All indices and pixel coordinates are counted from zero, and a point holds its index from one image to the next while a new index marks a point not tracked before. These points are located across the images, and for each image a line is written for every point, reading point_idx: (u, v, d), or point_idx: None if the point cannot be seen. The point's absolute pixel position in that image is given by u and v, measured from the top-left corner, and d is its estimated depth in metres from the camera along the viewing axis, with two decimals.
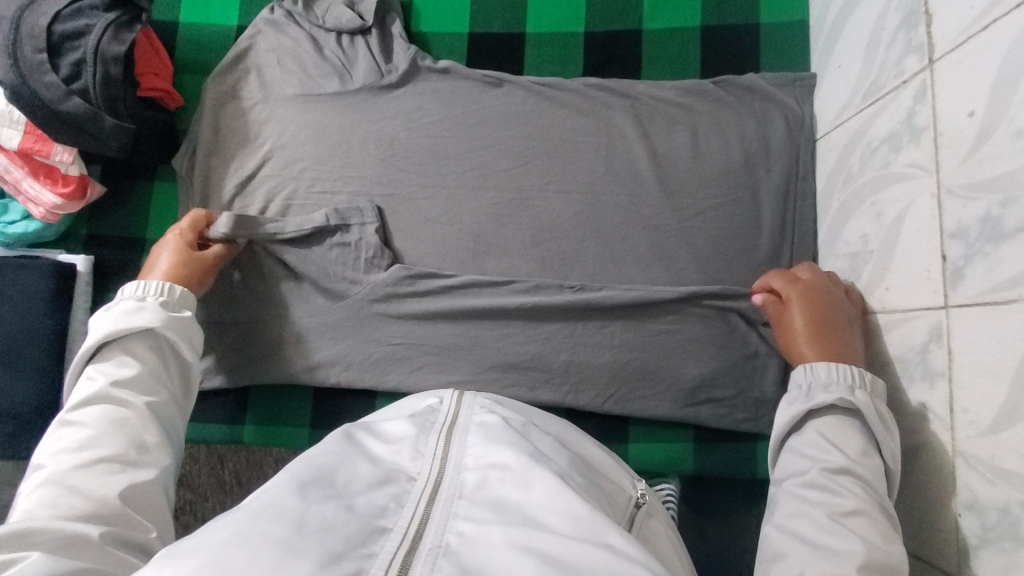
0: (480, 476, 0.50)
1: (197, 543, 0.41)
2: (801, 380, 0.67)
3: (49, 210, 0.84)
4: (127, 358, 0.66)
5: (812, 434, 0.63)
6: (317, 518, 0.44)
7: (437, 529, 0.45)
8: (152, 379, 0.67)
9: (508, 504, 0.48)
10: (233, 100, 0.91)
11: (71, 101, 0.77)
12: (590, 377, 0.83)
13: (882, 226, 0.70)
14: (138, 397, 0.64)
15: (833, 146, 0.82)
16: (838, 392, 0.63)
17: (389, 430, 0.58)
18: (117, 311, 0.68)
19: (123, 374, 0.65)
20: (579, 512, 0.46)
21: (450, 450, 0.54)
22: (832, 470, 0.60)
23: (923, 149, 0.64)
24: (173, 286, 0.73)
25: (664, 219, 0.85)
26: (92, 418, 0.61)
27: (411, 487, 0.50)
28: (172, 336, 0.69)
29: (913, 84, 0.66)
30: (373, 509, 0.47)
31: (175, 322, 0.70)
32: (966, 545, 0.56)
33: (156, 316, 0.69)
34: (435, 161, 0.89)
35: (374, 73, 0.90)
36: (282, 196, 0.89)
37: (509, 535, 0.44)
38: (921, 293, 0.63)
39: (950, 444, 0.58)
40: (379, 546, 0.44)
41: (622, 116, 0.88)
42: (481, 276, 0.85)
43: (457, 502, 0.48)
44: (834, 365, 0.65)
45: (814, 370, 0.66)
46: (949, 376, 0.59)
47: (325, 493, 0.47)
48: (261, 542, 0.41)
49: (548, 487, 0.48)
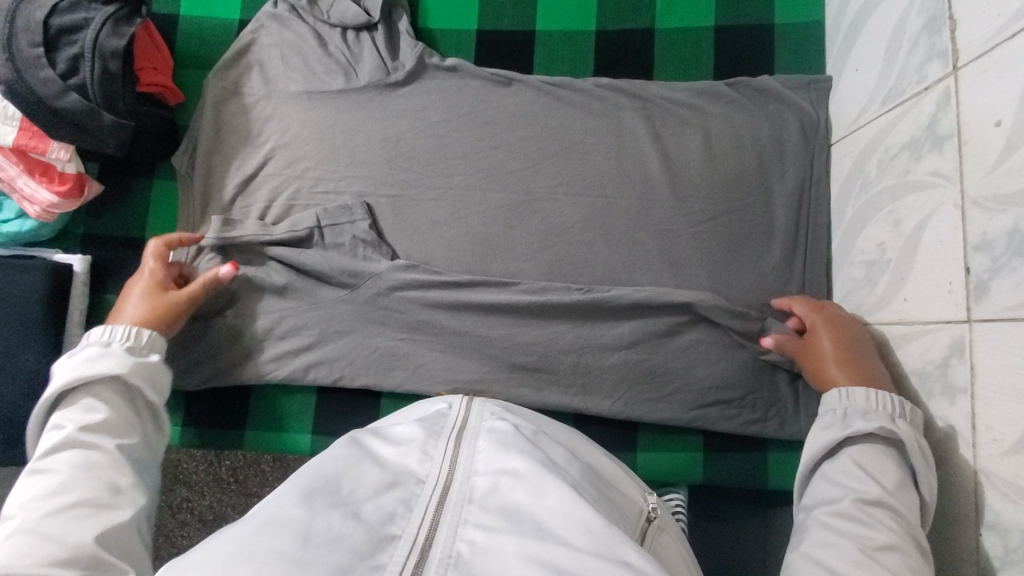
0: (491, 481, 0.49)
1: (200, 559, 0.40)
2: (836, 405, 0.66)
3: (45, 209, 0.82)
4: (96, 402, 0.65)
5: (847, 461, 0.63)
6: (322, 530, 0.42)
7: (447, 537, 0.44)
8: (123, 423, 0.66)
9: (520, 513, 0.46)
10: (234, 96, 0.89)
11: (69, 97, 0.75)
12: (598, 384, 0.81)
13: (901, 235, 0.69)
14: (108, 441, 0.63)
15: (849, 151, 0.80)
16: (881, 422, 0.62)
17: (397, 431, 0.55)
18: (83, 356, 0.67)
19: (91, 419, 0.63)
20: (595, 525, 0.44)
21: (459, 453, 0.52)
22: (867, 501, 0.59)
23: (946, 157, 0.62)
24: (140, 332, 0.71)
25: (675, 224, 0.84)
26: (62, 465, 0.60)
27: (420, 490, 0.48)
28: (141, 378, 0.68)
29: (935, 91, 0.65)
30: (381, 516, 0.45)
31: (144, 366, 0.69)
32: (987, 566, 0.55)
33: (125, 361, 0.68)
34: (441, 162, 0.87)
35: (380, 71, 0.88)
36: (284, 196, 0.87)
37: (523, 549, 0.42)
38: (942, 306, 0.62)
39: (972, 462, 0.57)
40: (388, 557, 0.43)
41: (633, 117, 0.86)
42: (488, 280, 0.83)
43: (467, 508, 0.47)
44: (873, 392, 0.64)
45: (851, 396, 0.65)
46: (971, 392, 0.58)
47: (329, 502, 0.45)
48: (265, 559, 0.39)
49: (562, 497, 0.46)
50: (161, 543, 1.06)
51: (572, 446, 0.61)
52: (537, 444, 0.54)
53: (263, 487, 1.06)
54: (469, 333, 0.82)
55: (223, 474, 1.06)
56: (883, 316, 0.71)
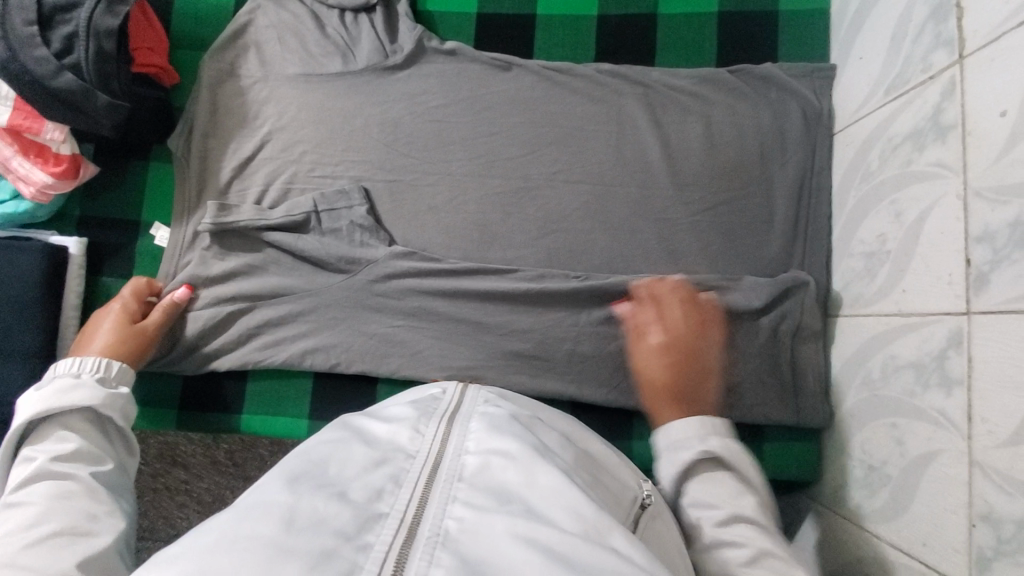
0: (481, 460, 0.48)
1: (182, 549, 0.39)
2: (665, 443, 0.65)
3: (40, 189, 0.81)
4: (68, 433, 0.65)
5: (691, 492, 0.62)
6: (307, 512, 0.41)
7: (436, 515, 0.44)
8: (96, 452, 0.65)
9: (511, 492, 0.46)
10: (230, 78, 0.88)
11: (63, 77, 0.74)
12: (594, 371, 0.81)
13: (901, 226, 0.68)
14: (83, 470, 0.62)
15: (852, 140, 0.79)
16: (704, 446, 0.62)
17: (389, 412, 0.56)
18: (49, 390, 0.66)
19: (65, 449, 0.62)
20: (585, 508, 0.44)
21: (450, 433, 0.51)
22: (721, 522, 0.58)
23: (949, 147, 0.62)
24: (111, 363, 0.73)
25: (675, 213, 0.83)
26: (35, 495, 0.58)
27: (409, 466, 0.48)
28: (113, 408, 0.69)
29: (941, 79, 0.64)
30: (368, 494, 0.45)
31: (115, 396, 0.69)
32: (977, 556, 0.55)
33: (95, 391, 0.68)
34: (440, 147, 0.86)
35: (379, 54, 0.87)
36: (281, 179, 0.86)
37: (513, 528, 0.42)
38: (941, 297, 0.61)
39: (966, 453, 0.57)
40: (376, 535, 0.42)
41: (634, 104, 0.86)
42: (486, 265, 0.82)
43: (457, 485, 0.46)
44: (681, 422, 0.65)
45: (671, 431, 0.65)
46: (967, 383, 0.57)
47: (316, 485, 0.44)
48: (247, 546, 0.38)
49: (552, 479, 0.46)
50: (161, 525, 1.07)
51: (566, 432, 0.61)
52: (529, 428, 0.54)
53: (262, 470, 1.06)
54: (466, 319, 0.82)
55: (220, 457, 1.06)
56: (881, 306, 0.71)
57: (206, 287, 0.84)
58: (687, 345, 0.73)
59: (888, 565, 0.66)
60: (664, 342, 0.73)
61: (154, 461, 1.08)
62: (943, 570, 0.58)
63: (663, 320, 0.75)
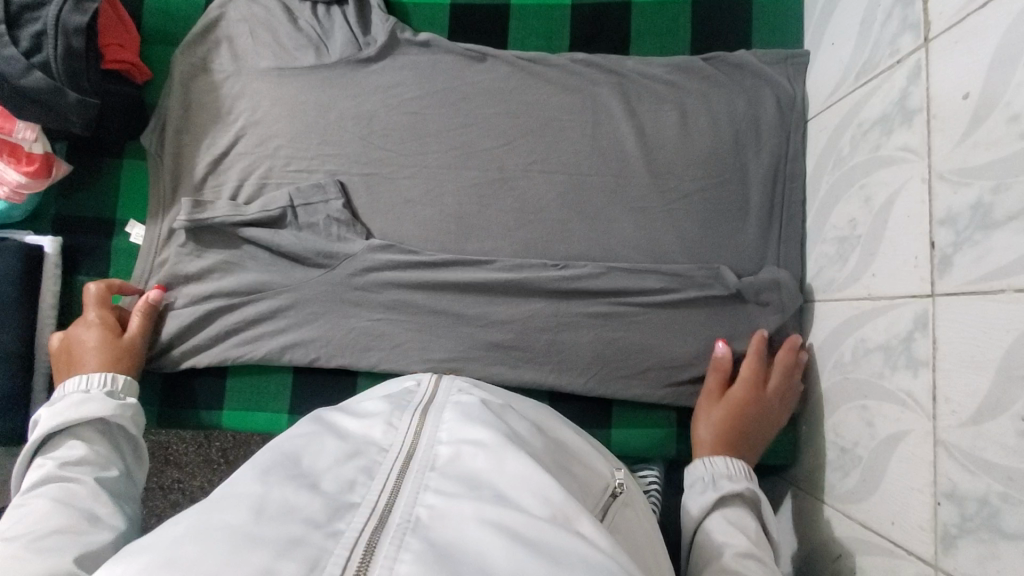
0: (453, 450, 0.49)
1: (150, 539, 0.39)
2: (703, 472, 0.73)
3: (14, 189, 0.81)
4: (78, 443, 0.66)
5: (717, 519, 0.67)
6: (278, 502, 0.42)
7: (407, 502, 0.44)
8: (104, 460, 0.66)
9: (481, 480, 0.46)
10: (203, 74, 0.87)
11: (32, 76, 0.73)
12: (572, 361, 0.82)
13: (871, 210, 0.69)
14: (89, 474, 0.63)
15: (825, 126, 0.79)
16: (745, 482, 0.69)
17: (363, 407, 0.56)
18: (63, 405, 0.68)
19: (73, 456, 0.64)
20: (554, 494, 0.44)
21: (423, 424, 0.52)
22: (741, 553, 0.61)
23: (915, 132, 0.62)
24: (117, 377, 0.73)
25: (650, 201, 0.83)
26: (42, 497, 0.59)
27: (381, 458, 0.49)
28: (124, 419, 0.70)
29: (907, 64, 0.64)
30: (340, 485, 0.45)
31: (124, 408, 0.70)
32: (942, 534, 0.56)
33: (106, 402, 0.69)
34: (415, 139, 0.86)
35: (352, 47, 0.87)
36: (257, 174, 0.86)
37: (482, 514, 0.42)
38: (908, 279, 0.62)
39: (931, 433, 0.58)
40: (346, 523, 0.42)
41: (608, 93, 0.86)
42: (463, 257, 0.83)
43: (429, 474, 0.46)
44: (731, 461, 0.72)
45: (714, 463, 0.73)
46: (932, 364, 0.58)
47: (287, 475, 0.45)
48: (214, 534, 0.38)
49: (522, 466, 0.46)
50: (152, 522, 1.07)
51: (539, 421, 0.62)
52: (502, 417, 0.54)
53: None
54: (445, 311, 0.82)
55: (212, 455, 1.07)
56: (853, 291, 0.72)
57: (184, 284, 0.84)
58: (761, 407, 0.77)
59: (860, 544, 0.68)
60: (741, 398, 0.76)
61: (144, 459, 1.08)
62: (911, 547, 0.59)
63: (756, 379, 0.77)
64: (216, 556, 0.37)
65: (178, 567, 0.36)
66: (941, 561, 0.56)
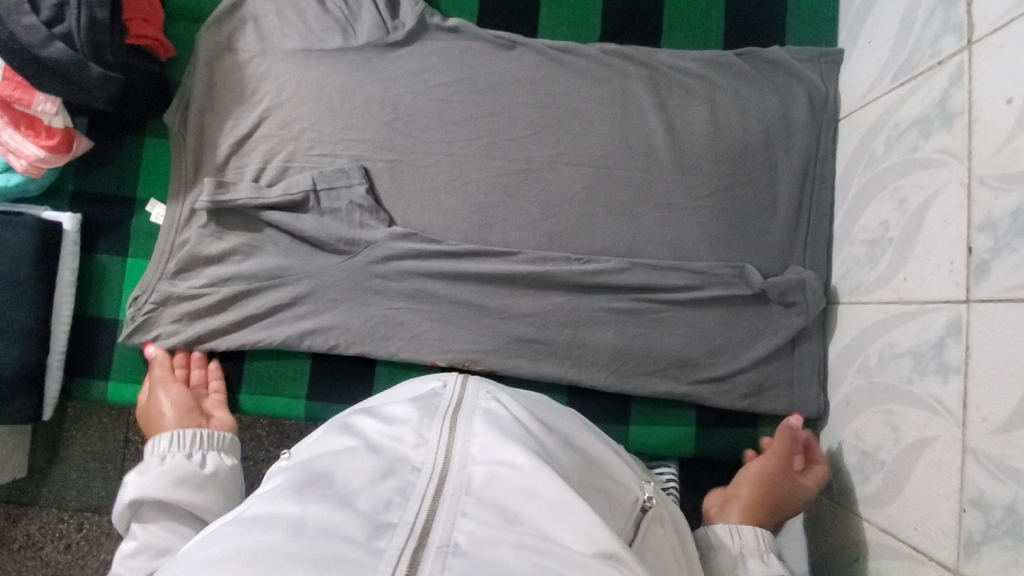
0: (488, 470, 0.48)
1: (191, 560, 0.39)
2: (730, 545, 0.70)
3: (32, 163, 0.79)
4: (133, 529, 0.62)
5: None
6: (317, 522, 0.41)
7: (445, 526, 0.43)
8: (162, 538, 0.61)
9: (518, 507, 0.45)
10: (228, 52, 0.86)
11: (53, 46, 0.72)
12: (593, 356, 0.81)
13: (905, 213, 0.68)
14: (149, 564, 0.58)
15: (857, 127, 0.79)
16: (777, 568, 0.66)
17: (391, 413, 0.55)
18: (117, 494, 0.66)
19: (129, 547, 0.60)
20: (593, 527, 0.44)
21: (455, 436, 0.51)
22: None
23: (955, 135, 0.61)
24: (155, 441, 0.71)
25: (677, 197, 0.82)
26: None
27: (415, 477, 0.47)
28: (160, 493, 0.63)
29: (949, 66, 0.63)
30: (376, 504, 0.44)
31: (157, 476, 0.65)
32: (966, 540, 0.55)
33: (137, 482, 0.64)
34: (441, 126, 0.85)
35: (379, 30, 0.85)
36: (279, 157, 0.84)
37: (521, 546, 0.42)
38: (942, 284, 0.61)
39: (960, 440, 0.57)
40: (385, 542, 0.41)
41: (639, 86, 0.84)
42: (486, 247, 0.82)
43: (464, 498, 0.45)
44: (758, 534, 0.70)
45: (742, 533, 0.70)
46: (964, 371, 0.58)
47: (324, 493, 0.44)
48: (256, 556, 0.38)
49: (560, 494, 0.45)
50: None
51: (566, 432, 0.61)
52: (533, 434, 0.53)
53: (258, 451, 1.03)
54: (466, 302, 0.82)
55: None
56: (882, 294, 0.71)
57: (203, 266, 0.83)
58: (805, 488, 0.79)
59: (878, 549, 0.68)
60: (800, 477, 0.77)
61: None
62: (932, 553, 0.59)
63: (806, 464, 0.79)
64: None
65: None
66: (963, 567, 0.55)
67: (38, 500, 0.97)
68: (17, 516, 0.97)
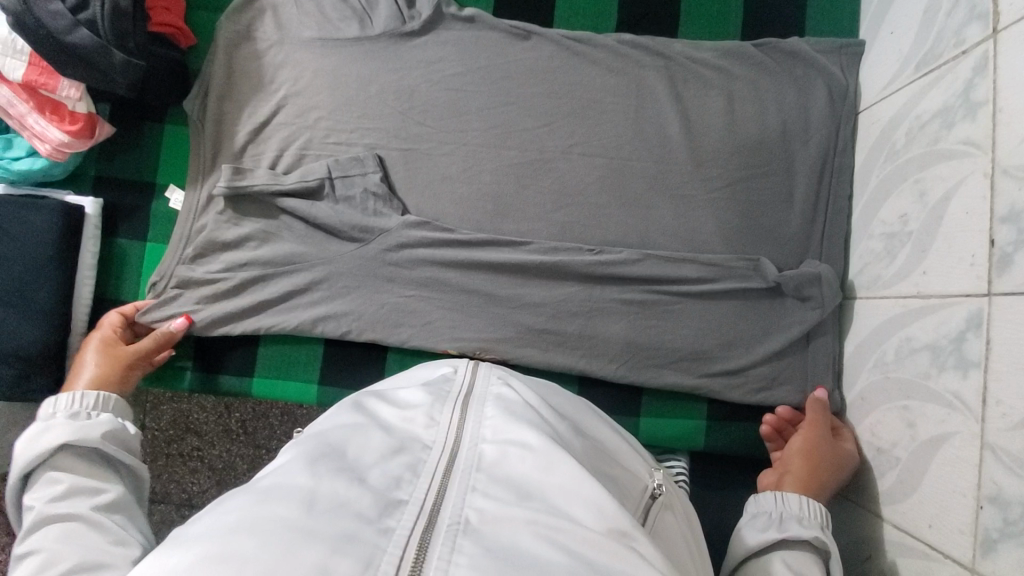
0: (499, 450, 0.48)
1: (203, 527, 0.40)
2: (773, 508, 0.70)
3: (55, 148, 0.81)
4: (59, 473, 0.61)
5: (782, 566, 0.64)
6: (328, 496, 0.42)
7: (455, 504, 0.43)
8: (94, 482, 0.62)
9: (530, 486, 0.45)
10: (247, 41, 0.87)
11: (79, 32, 0.73)
12: (603, 348, 0.81)
13: (925, 206, 0.67)
14: (84, 505, 0.59)
15: (876, 120, 0.77)
16: (815, 531, 0.65)
17: (402, 396, 0.56)
18: (29, 437, 0.64)
19: (57, 492, 0.60)
20: (605, 504, 0.44)
21: (465, 420, 0.51)
22: None
23: (979, 125, 0.60)
24: (85, 394, 0.70)
25: (692, 188, 0.82)
26: (46, 539, 0.55)
27: (426, 455, 0.48)
28: (98, 440, 0.64)
29: (973, 55, 0.62)
30: (387, 481, 0.45)
31: (93, 426, 0.66)
32: (982, 537, 0.54)
33: (68, 427, 0.64)
34: (456, 116, 0.85)
35: (396, 20, 0.86)
36: (296, 145, 0.85)
37: (533, 523, 0.42)
38: (962, 278, 0.60)
39: (978, 436, 0.56)
40: (396, 520, 0.41)
41: (654, 76, 0.84)
42: (498, 236, 0.82)
43: (475, 475, 0.46)
44: (805, 500, 0.69)
45: (787, 502, 0.70)
46: (984, 366, 0.56)
47: (336, 467, 0.44)
48: (268, 527, 0.39)
49: (572, 474, 0.45)
50: (172, 489, 1.05)
51: (576, 419, 0.61)
52: (545, 416, 0.54)
53: (272, 438, 1.05)
54: (478, 291, 0.82)
55: (232, 425, 1.06)
56: (900, 289, 0.70)
57: (219, 251, 0.85)
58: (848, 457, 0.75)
59: (893, 547, 0.66)
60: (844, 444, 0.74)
61: (167, 425, 1.06)
62: (949, 551, 0.58)
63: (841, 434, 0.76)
64: (271, 553, 0.37)
65: (234, 562, 0.36)
66: (981, 565, 0.54)
67: None
68: None
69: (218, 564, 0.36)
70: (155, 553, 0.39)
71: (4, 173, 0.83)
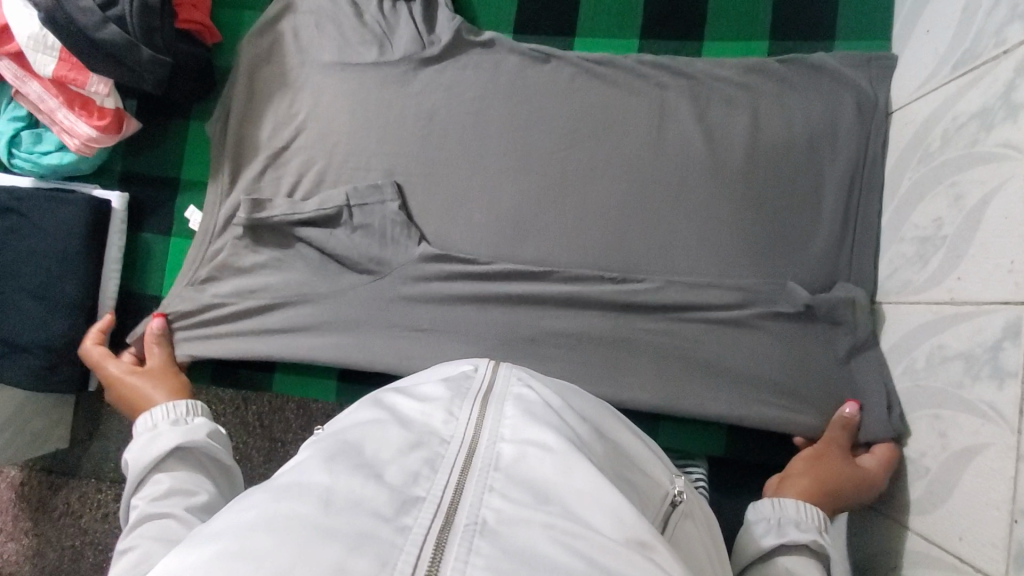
0: (517, 449, 0.47)
1: (224, 524, 0.40)
2: (769, 514, 0.70)
3: (84, 142, 0.82)
4: (162, 475, 0.66)
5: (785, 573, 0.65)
6: (345, 494, 0.41)
7: (473, 502, 0.43)
8: (192, 484, 0.66)
9: (548, 488, 0.45)
10: (274, 41, 0.89)
11: (108, 28, 0.74)
12: (634, 374, 0.78)
13: (961, 210, 0.65)
14: (183, 505, 0.62)
15: (911, 119, 0.75)
16: (813, 536, 0.66)
17: (423, 390, 0.56)
18: (142, 442, 0.69)
19: (161, 490, 0.64)
20: (624, 513, 0.43)
21: (485, 417, 0.51)
22: None
23: (1019, 126, 0.58)
24: (178, 404, 0.74)
25: (716, 208, 0.80)
26: (146, 537, 0.59)
27: (444, 451, 0.47)
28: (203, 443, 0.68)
29: (1015, 54, 0.60)
30: (404, 476, 0.44)
31: (197, 429, 0.70)
32: (1017, 552, 0.52)
33: (177, 431, 0.69)
34: (478, 116, 0.85)
35: (416, 44, 0.87)
36: (315, 169, 0.86)
37: (551, 527, 0.41)
38: (999, 285, 0.58)
39: (1015, 447, 0.54)
40: (414, 518, 0.41)
41: (677, 98, 0.83)
42: (516, 263, 0.81)
43: (493, 474, 0.45)
44: (803, 504, 0.69)
45: (784, 506, 0.69)
46: (1021, 376, 0.54)
47: (353, 464, 0.44)
48: (289, 524, 0.39)
49: (590, 479, 0.45)
50: None
51: (597, 421, 0.60)
52: (564, 418, 0.53)
53: (287, 434, 1.06)
54: (499, 291, 0.81)
55: (249, 419, 1.07)
56: (932, 294, 0.68)
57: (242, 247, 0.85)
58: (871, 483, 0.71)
59: (921, 559, 0.64)
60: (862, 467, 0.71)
61: None
62: (979, 564, 0.56)
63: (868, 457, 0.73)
64: (290, 552, 0.37)
65: (252, 560, 0.36)
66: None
67: (78, 470, 1.02)
68: (59, 485, 1.03)
69: (237, 562, 0.36)
70: (174, 548, 0.39)
71: (35, 167, 0.85)
